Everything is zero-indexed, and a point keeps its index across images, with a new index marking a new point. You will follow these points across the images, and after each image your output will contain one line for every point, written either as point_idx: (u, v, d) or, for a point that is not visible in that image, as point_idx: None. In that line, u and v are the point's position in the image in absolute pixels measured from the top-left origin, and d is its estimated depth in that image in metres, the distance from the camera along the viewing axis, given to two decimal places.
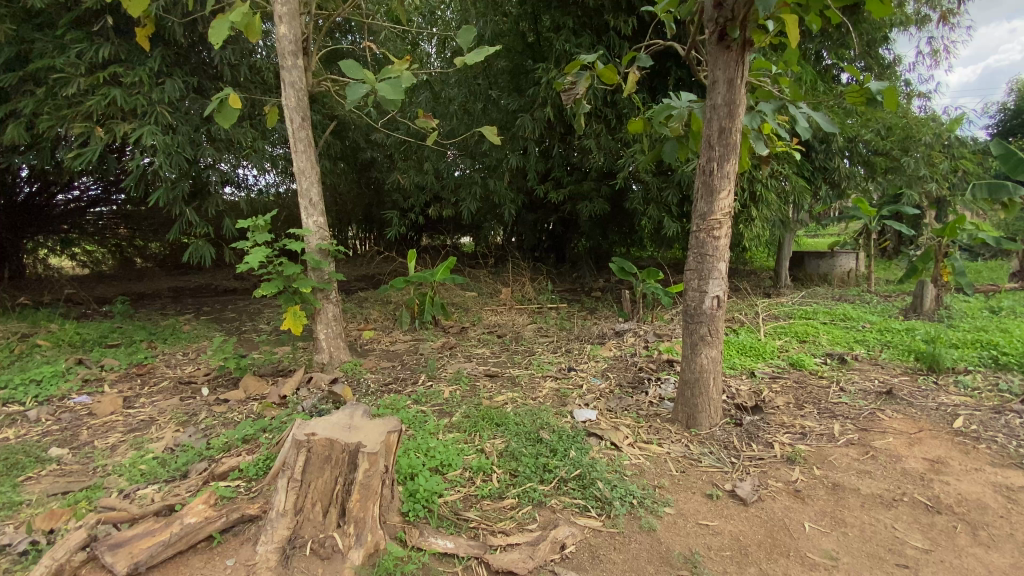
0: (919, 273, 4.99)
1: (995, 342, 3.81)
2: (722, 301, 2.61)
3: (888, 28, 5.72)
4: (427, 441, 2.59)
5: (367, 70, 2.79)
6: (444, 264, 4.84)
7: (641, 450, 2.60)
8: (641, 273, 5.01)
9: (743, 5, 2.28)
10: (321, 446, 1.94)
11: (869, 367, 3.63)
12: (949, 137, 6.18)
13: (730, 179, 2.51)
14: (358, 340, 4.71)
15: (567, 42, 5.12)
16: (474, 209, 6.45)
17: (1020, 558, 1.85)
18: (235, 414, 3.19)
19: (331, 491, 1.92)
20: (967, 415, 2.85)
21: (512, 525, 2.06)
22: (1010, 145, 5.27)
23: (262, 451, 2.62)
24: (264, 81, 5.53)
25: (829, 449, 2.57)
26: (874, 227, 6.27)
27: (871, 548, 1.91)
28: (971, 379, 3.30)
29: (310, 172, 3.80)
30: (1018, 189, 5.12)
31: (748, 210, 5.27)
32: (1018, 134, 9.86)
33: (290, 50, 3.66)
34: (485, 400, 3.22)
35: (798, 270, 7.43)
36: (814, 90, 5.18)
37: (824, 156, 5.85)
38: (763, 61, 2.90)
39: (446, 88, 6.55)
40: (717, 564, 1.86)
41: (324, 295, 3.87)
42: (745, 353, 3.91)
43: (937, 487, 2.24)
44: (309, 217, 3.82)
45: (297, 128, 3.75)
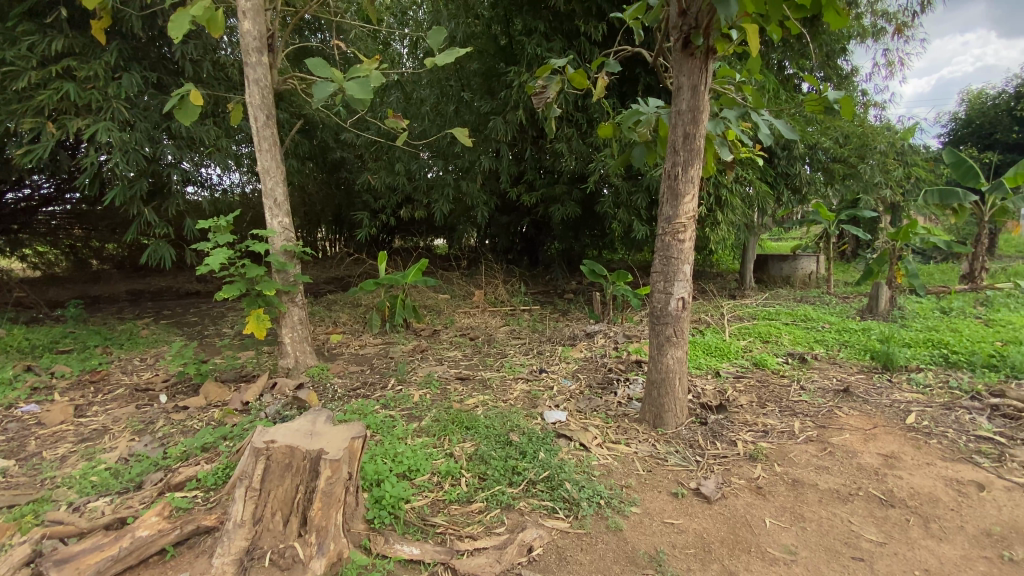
0: (875, 275, 5.20)
1: (945, 341, 3.99)
2: (687, 303, 2.65)
3: (846, 40, 5.96)
4: (395, 446, 2.55)
5: (336, 69, 2.72)
6: (415, 266, 4.78)
7: (609, 450, 2.63)
8: (611, 276, 5.07)
9: (706, 14, 2.33)
10: (282, 454, 1.88)
11: (828, 366, 3.76)
12: (903, 145, 6.47)
13: (694, 184, 2.57)
14: (326, 344, 4.61)
15: (539, 46, 5.15)
16: (447, 211, 6.40)
17: (970, 550, 1.92)
18: (194, 421, 3.07)
19: (292, 500, 1.87)
20: (919, 411, 2.97)
21: (479, 529, 2.04)
22: (958, 154, 5.55)
23: (222, 459, 2.53)
24: (228, 78, 5.37)
25: (789, 446, 2.64)
26: (832, 231, 6.51)
27: (828, 542, 1.96)
28: (923, 376, 3.45)
29: (275, 172, 3.70)
30: (965, 196, 5.39)
31: (714, 214, 5.40)
32: (967, 143, 10.42)
33: (254, 46, 3.56)
34: (455, 403, 3.20)
35: (763, 272, 7.65)
36: (777, 98, 5.34)
37: (786, 162, 6.03)
38: (728, 69, 2.98)
39: (418, 89, 6.49)
40: (681, 562, 1.88)
41: (290, 297, 3.78)
42: (710, 353, 4.00)
43: (891, 481, 2.32)
44: (274, 217, 3.72)
45: (262, 127, 3.64)
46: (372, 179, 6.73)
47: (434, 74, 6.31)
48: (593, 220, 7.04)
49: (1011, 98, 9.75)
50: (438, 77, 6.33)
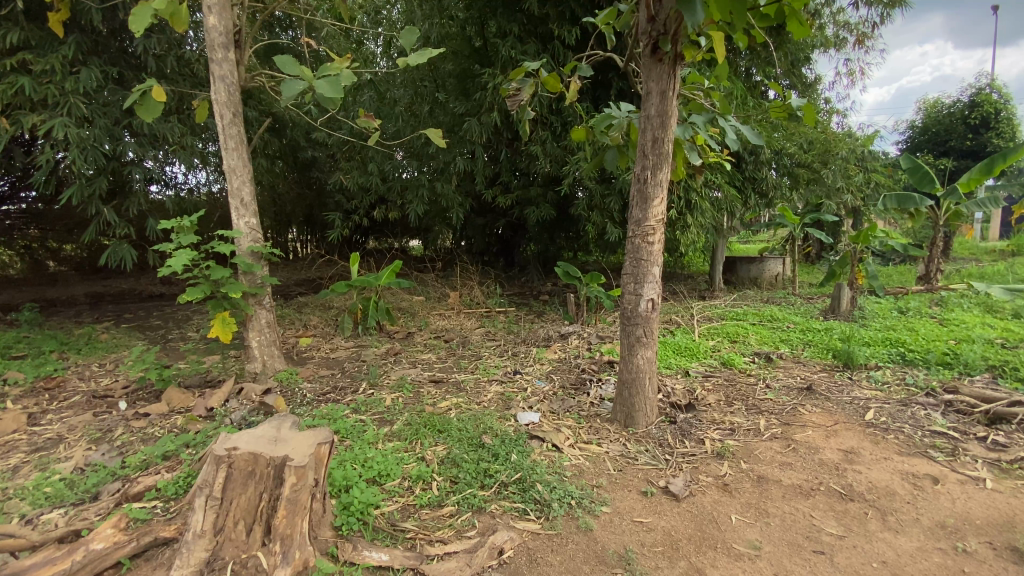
0: (837, 276, 5.38)
1: (902, 340, 4.15)
2: (656, 303, 2.70)
3: (809, 49, 6.16)
4: (365, 451, 2.51)
5: (306, 66, 2.65)
6: (389, 268, 4.72)
7: (581, 450, 2.64)
8: (585, 278, 5.11)
9: (674, 20, 2.37)
10: (243, 461, 1.83)
11: (792, 365, 3.87)
12: (864, 151, 6.72)
13: (663, 188, 2.61)
14: (296, 348, 4.51)
15: (513, 48, 5.16)
16: (421, 212, 6.35)
17: (925, 541, 1.99)
18: (155, 429, 2.96)
19: (255, 508, 1.81)
20: (877, 408, 3.09)
21: (450, 533, 2.02)
22: (915, 160, 5.79)
23: (184, 468, 2.44)
24: (193, 74, 5.21)
25: (755, 444, 2.70)
26: (798, 234, 6.72)
27: (791, 537, 2.01)
28: (882, 374, 3.59)
29: (241, 171, 3.60)
30: (921, 201, 5.63)
31: (685, 217, 5.51)
32: (923, 150, 10.89)
33: (220, 42, 3.46)
34: (428, 406, 3.16)
35: (731, 274, 7.84)
36: (744, 105, 5.48)
37: (754, 167, 6.19)
38: (696, 75, 3.04)
39: (392, 89, 6.43)
40: (649, 560, 1.90)
41: (257, 300, 3.68)
42: (680, 353, 4.07)
43: (851, 476, 2.40)
44: (241, 217, 3.62)
45: (228, 124, 3.54)
46: (344, 180, 6.63)
47: (408, 74, 6.26)
48: (567, 222, 7.09)
49: (964, 107, 10.23)
50: (412, 78, 6.28)
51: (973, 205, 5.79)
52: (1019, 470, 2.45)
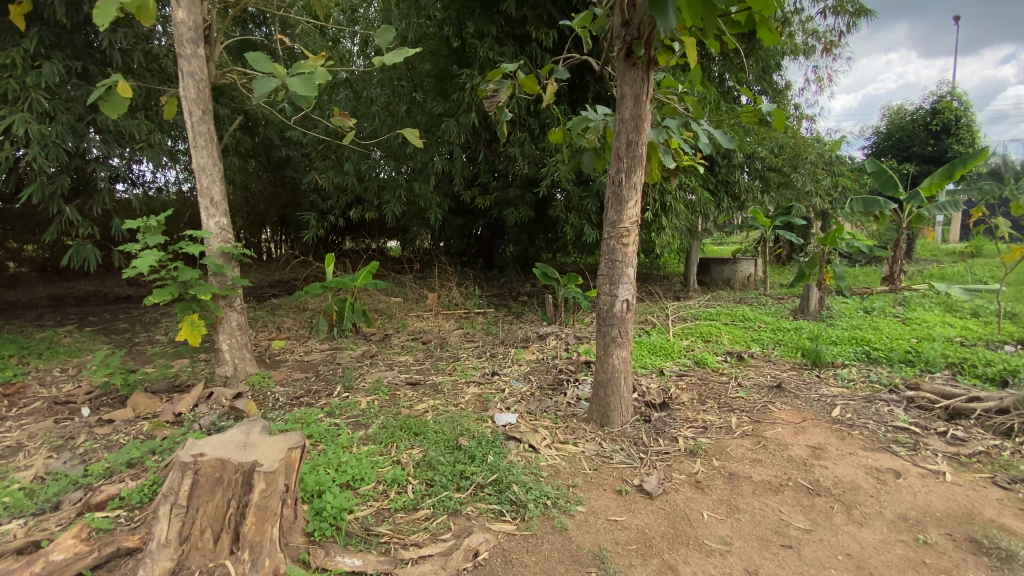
0: (806, 277, 5.54)
1: (867, 339, 4.30)
2: (631, 304, 2.73)
3: (779, 56, 6.32)
4: (338, 455, 2.47)
5: (278, 64, 2.60)
6: (365, 269, 4.66)
7: (557, 450, 2.66)
8: (563, 279, 5.14)
9: (648, 25, 2.41)
10: (210, 467, 1.79)
11: (763, 364, 3.96)
12: (831, 156, 6.92)
13: (637, 190, 2.64)
14: (269, 351, 4.42)
15: (491, 50, 5.16)
16: (399, 212, 6.29)
17: (888, 533, 2.06)
18: (121, 435, 2.86)
19: (223, 516, 1.77)
20: (844, 404, 3.18)
21: (425, 536, 2.00)
22: (879, 165, 5.99)
23: (150, 475, 2.36)
24: (162, 70, 5.06)
25: (726, 441, 2.75)
26: (769, 236, 6.88)
27: (760, 532, 2.06)
28: (847, 372, 3.70)
29: (211, 170, 3.51)
30: (885, 204, 5.84)
31: (660, 219, 5.59)
32: (887, 155, 11.31)
33: (189, 38, 3.37)
34: (404, 409, 3.13)
35: (706, 275, 7.99)
36: (718, 110, 5.61)
37: (727, 170, 6.33)
38: (670, 80, 3.10)
39: (369, 88, 6.36)
40: (623, 558, 1.92)
41: (228, 302, 3.60)
42: (655, 352, 4.13)
43: (817, 471, 2.47)
44: (211, 217, 3.53)
45: (198, 122, 3.44)
46: (319, 179, 6.52)
47: (385, 73, 6.19)
48: (546, 224, 7.12)
49: (926, 114, 10.65)
50: (389, 77, 6.22)
51: (934, 208, 6.02)
52: (975, 463, 2.55)
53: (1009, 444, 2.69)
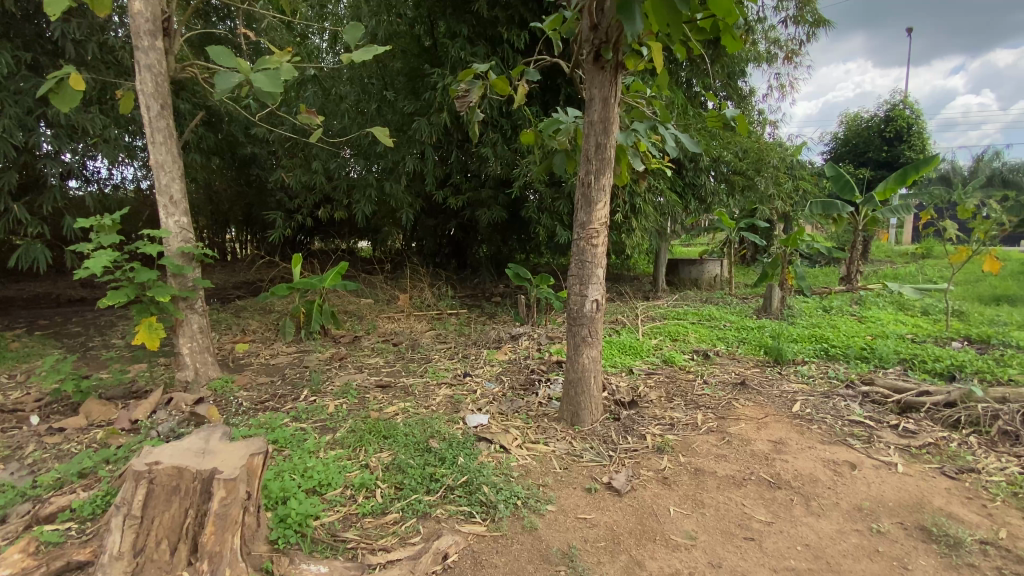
0: (769, 278, 5.71)
1: (825, 337, 4.47)
2: (601, 304, 2.76)
3: (744, 63, 6.51)
4: (304, 461, 2.42)
5: (242, 59, 2.51)
6: (334, 269, 4.56)
7: (528, 450, 2.67)
8: (535, 279, 5.17)
9: (615, 30, 2.44)
10: (167, 476, 1.73)
11: (728, 361, 4.07)
12: (793, 160, 7.17)
13: (606, 192, 2.68)
14: (232, 354, 4.28)
15: (462, 50, 5.15)
16: (370, 212, 6.19)
17: (843, 523, 2.14)
18: (72, 444, 2.72)
19: (180, 526, 1.70)
20: (804, 400, 3.30)
21: (393, 540, 1.97)
22: (837, 170, 6.23)
23: (103, 486, 2.25)
24: (118, 62, 4.85)
25: (692, 438, 2.82)
26: (734, 238, 7.08)
27: (724, 525, 2.12)
28: (807, 368, 3.84)
29: (170, 167, 3.38)
30: (843, 207, 6.08)
31: (630, 220, 5.68)
32: (844, 160, 11.80)
33: (146, 30, 3.24)
34: (374, 412, 3.09)
35: (674, 275, 8.16)
36: (685, 114, 5.73)
37: (694, 173, 6.49)
38: (639, 84, 3.15)
39: (338, 85, 6.24)
40: (592, 555, 1.93)
41: (188, 304, 3.48)
42: (625, 352, 4.20)
43: (779, 465, 2.55)
44: (170, 216, 3.39)
45: (156, 117, 3.31)
46: (286, 178, 6.36)
47: (354, 71, 6.09)
48: (518, 224, 7.14)
49: (881, 121, 11.15)
50: (359, 75, 6.12)
51: (887, 212, 6.30)
52: (925, 454, 2.68)
53: (956, 436, 2.84)
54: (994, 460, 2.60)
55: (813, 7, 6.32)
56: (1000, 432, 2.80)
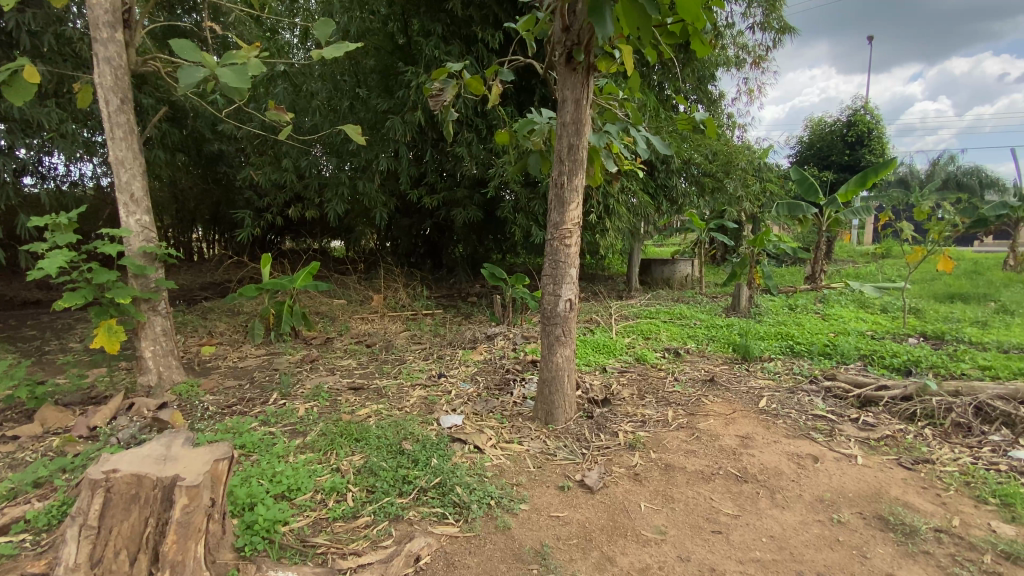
0: (737, 277, 5.86)
1: (790, 334, 4.61)
2: (574, 304, 2.79)
3: (713, 67, 6.67)
4: (273, 465, 2.37)
5: (207, 53, 2.38)
6: (305, 270, 4.47)
7: (503, 450, 2.67)
8: (510, 279, 5.18)
9: (587, 32, 2.47)
10: (125, 484, 1.66)
11: (698, 359, 4.17)
12: (761, 163, 7.38)
13: (578, 193, 2.70)
14: (198, 357, 4.15)
15: (436, 48, 5.13)
16: (342, 211, 6.09)
17: (805, 514, 2.21)
18: (26, 453, 2.59)
19: (140, 536, 1.65)
20: (770, 396, 3.40)
21: (364, 544, 1.95)
22: (802, 173, 6.44)
23: (59, 495, 2.16)
24: (77, 55, 4.66)
25: (663, 434, 2.88)
26: (705, 239, 7.23)
27: (693, 520, 2.16)
28: (773, 365, 3.96)
29: (132, 164, 3.26)
30: (808, 209, 6.28)
31: (604, 221, 5.75)
32: (809, 163, 12.20)
33: (105, 21, 3.12)
34: (346, 415, 3.04)
35: (647, 275, 8.29)
36: (657, 117, 5.84)
37: (665, 175, 6.61)
38: (611, 86, 3.18)
39: (309, 81, 6.11)
40: (564, 553, 1.95)
41: (150, 305, 3.36)
42: (598, 351, 4.24)
43: (745, 459, 2.62)
44: (130, 215, 3.27)
45: (115, 112, 3.19)
46: (256, 176, 6.20)
47: (326, 67, 5.98)
48: (493, 224, 7.14)
49: (843, 126, 11.55)
50: (331, 72, 6.02)
51: (849, 213, 6.54)
52: (883, 445, 2.80)
53: (912, 428, 2.97)
54: (947, 450, 2.73)
55: (779, 14, 6.52)
56: (953, 424, 2.94)
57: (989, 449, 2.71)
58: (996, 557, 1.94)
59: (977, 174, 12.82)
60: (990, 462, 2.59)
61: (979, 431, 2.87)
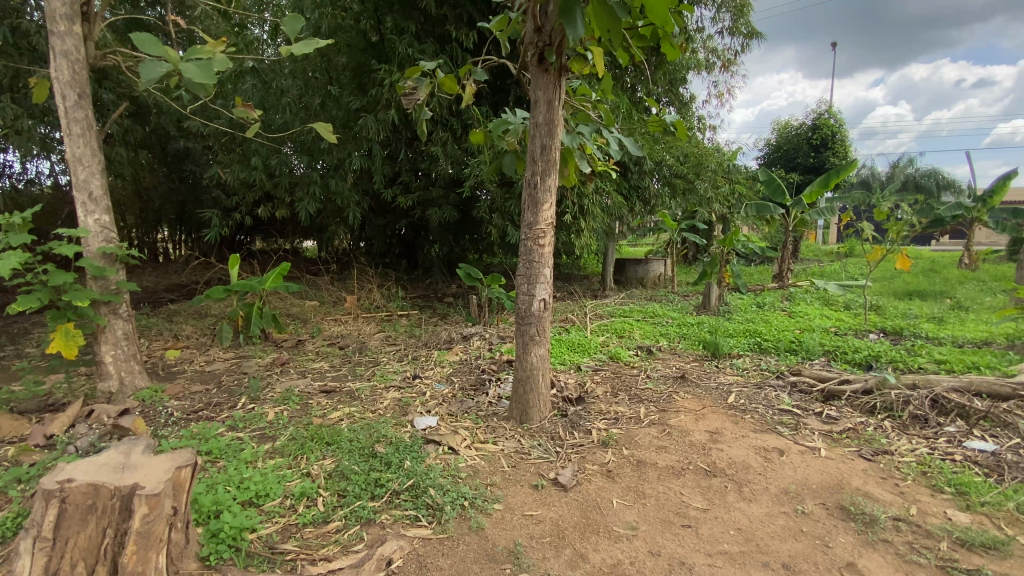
0: (708, 276, 5.98)
1: (758, 331, 4.75)
2: (548, 303, 2.80)
3: (684, 70, 6.80)
4: (240, 472, 2.31)
5: (171, 48, 2.26)
6: (275, 271, 4.36)
7: (477, 450, 2.67)
8: (486, 279, 5.17)
9: (558, 34, 2.48)
10: (81, 494, 1.60)
11: (669, 356, 4.25)
12: (730, 165, 7.56)
13: (552, 193, 2.72)
14: (162, 361, 4.02)
15: (410, 47, 5.10)
16: (314, 210, 5.97)
17: (771, 506, 2.28)
18: None
19: (98, 547, 1.59)
20: (738, 391, 3.49)
21: (335, 549, 1.92)
22: (770, 174, 6.62)
23: (11, 507, 2.06)
24: (32, 47, 4.46)
25: (635, 431, 2.92)
26: (677, 238, 7.37)
27: (663, 514, 2.20)
28: (742, 361, 4.06)
29: (89, 161, 3.13)
30: (775, 209, 6.46)
31: (579, 221, 5.81)
32: (776, 164, 12.56)
33: (62, 14, 3.00)
34: (317, 419, 2.99)
35: (622, 274, 8.41)
36: (630, 118, 5.92)
37: (638, 176, 6.70)
38: (584, 87, 3.20)
39: (279, 78, 5.97)
40: (537, 551, 1.96)
41: (111, 309, 3.24)
42: (573, 350, 4.27)
43: (714, 454, 2.68)
44: (88, 215, 3.14)
45: (72, 107, 3.06)
46: (223, 174, 6.04)
47: (296, 64, 5.86)
48: (469, 224, 7.12)
49: (809, 129, 11.93)
50: (302, 68, 5.90)
51: (814, 214, 6.76)
52: (845, 438, 2.90)
53: (872, 420, 3.08)
54: (905, 442, 2.85)
55: (746, 20, 6.68)
56: (911, 416, 3.07)
57: (945, 440, 2.84)
58: (951, 544, 2.04)
59: (934, 176, 13.39)
60: (945, 452, 2.72)
61: (935, 423, 3.01)
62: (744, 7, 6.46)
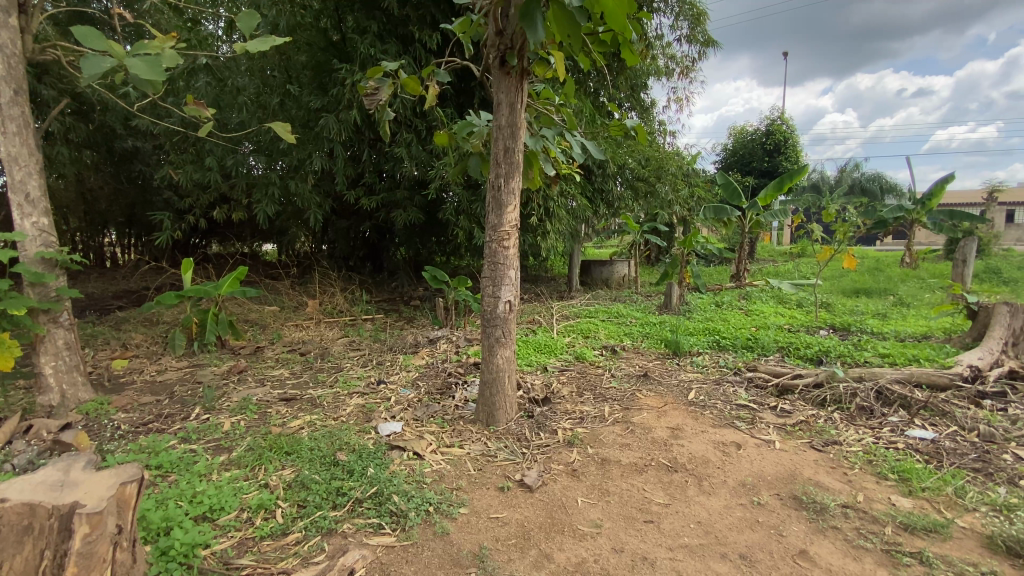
0: (670, 276, 6.14)
1: (716, 330, 4.91)
2: (513, 305, 2.81)
3: (645, 75, 6.96)
4: (193, 485, 2.23)
5: (116, 42, 2.12)
6: (232, 275, 4.19)
7: (443, 455, 2.65)
8: (452, 282, 5.13)
9: (520, 36, 2.49)
10: (15, 515, 1.51)
11: (633, 355, 4.34)
12: (689, 168, 7.79)
13: (515, 195, 2.73)
14: (109, 372, 3.82)
15: (372, 46, 5.03)
16: (273, 212, 5.78)
17: (729, 499, 2.36)
18: None
19: (34, 570, 1.49)
20: (698, 388, 3.59)
21: (295, 562, 1.86)
22: (727, 178, 6.85)
23: None
24: None
25: (600, 430, 2.96)
26: (640, 240, 7.53)
27: (626, 511, 2.25)
28: (701, 359, 4.19)
29: (27, 161, 2.94)
30: (731, 212, 6.70)
31: (545, 223, 5.85)
32: (733, 168, 13.03)
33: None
34: (276, 428, 2.90)
35: (587, 276, 8.53)
36: (593, 121, 6.03)
37: (602, 179, 6.81)
38: (547, 91, 3.23)
39: (234, 75, 5.77)
40: (502, 553, 1.96)
41: (51, 317, 3.05)
42: (540, 351, 4.31)
43: (675, 450, 2.75)
44: (25, 218, 2.95)
45: (7, 104, 2.87)
46: (176, 175, 5.79)
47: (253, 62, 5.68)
48: (435, 226, 7.06)
49: (763, 135, 12.45)
50: (259, 66, 5.73)
51: (768, 216, 7.05)
52: (798, 430, 3.03)
53: (823, 413, 3.24)
54: (853, 432, 3.00)
55: (702, 29, 6.93)
56: (858, 407, 3.24)
57: (889, 429, 3.01)
58: (895, 528, 2.16)
59: (878, 179, 14.17)
60: (889, 441, 2.88)
61: (880, 413, 3.19)
62: (701, 15, 6.68)
